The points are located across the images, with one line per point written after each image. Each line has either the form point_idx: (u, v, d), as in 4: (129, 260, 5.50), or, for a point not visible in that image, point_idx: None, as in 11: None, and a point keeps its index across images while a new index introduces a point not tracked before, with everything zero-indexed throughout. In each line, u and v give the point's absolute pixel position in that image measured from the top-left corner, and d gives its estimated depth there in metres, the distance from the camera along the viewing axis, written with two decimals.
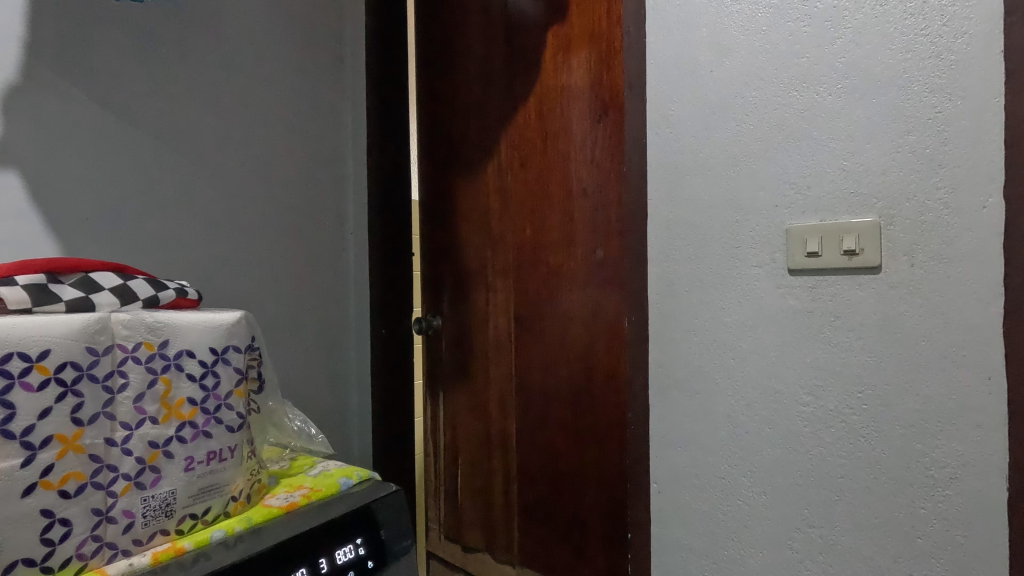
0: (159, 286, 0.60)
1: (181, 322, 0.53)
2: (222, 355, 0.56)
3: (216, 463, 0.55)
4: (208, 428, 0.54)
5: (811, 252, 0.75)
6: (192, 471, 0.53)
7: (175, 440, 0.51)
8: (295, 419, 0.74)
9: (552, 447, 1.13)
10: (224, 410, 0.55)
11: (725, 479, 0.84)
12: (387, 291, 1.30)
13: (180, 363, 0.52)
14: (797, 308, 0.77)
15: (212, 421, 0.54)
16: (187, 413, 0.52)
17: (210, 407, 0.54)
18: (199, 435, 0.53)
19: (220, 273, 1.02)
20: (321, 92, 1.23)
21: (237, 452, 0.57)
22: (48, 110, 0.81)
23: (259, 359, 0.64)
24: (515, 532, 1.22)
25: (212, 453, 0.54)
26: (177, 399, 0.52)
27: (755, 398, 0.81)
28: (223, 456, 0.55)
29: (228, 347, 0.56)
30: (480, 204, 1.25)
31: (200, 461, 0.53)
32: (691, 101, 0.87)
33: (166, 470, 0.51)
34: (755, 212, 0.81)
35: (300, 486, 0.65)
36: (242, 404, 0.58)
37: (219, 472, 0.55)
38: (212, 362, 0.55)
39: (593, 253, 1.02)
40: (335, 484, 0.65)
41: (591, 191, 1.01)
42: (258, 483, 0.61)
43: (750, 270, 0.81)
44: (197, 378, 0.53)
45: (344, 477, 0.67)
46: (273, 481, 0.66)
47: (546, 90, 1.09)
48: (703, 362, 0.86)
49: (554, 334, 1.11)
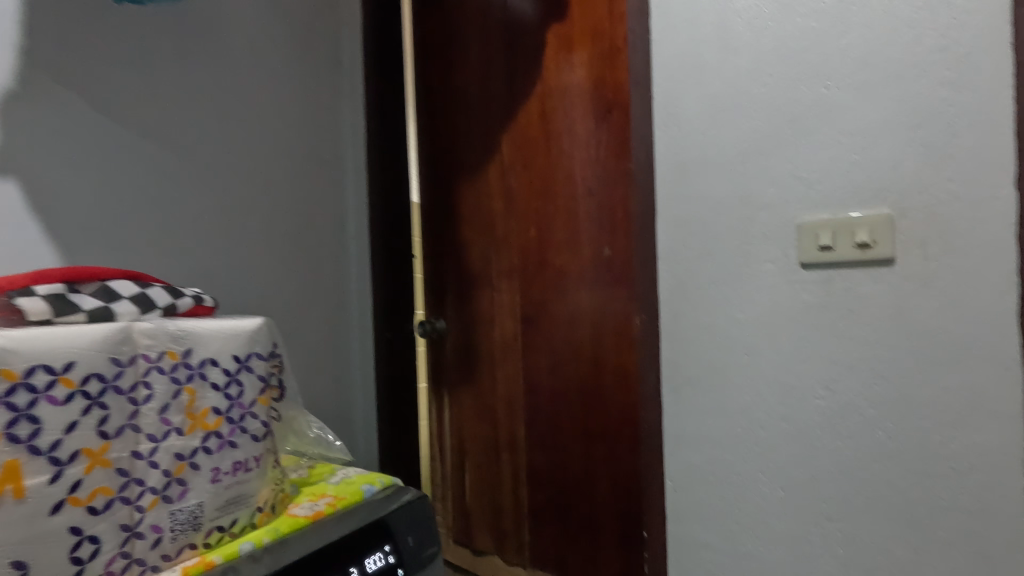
0: (176, 293, 0.58)
1: (203, 330, 0.52)
2: (245, 363, 0.55)
3: (242, 473, 0.53)
4: (234, 438, 0.53)
5: (824, 246, 0.75)
6: (219, 483, 0.51)
7: (201, 451, 0.50)
8: (313, 429, 0.69)
9: (563, 448, 1.13)
10: (249, 419, 0.54)
11: (742, 475, 0.84)
12: (390, 296, 1.31)
13: (203, 372, 0.51)
14: (811, 302, 0.77)
15: (237, 431, 0.53)
16: (212, 423, 0.51)
17: (236, 417, 0.53)
18: (225, 446, 0.52)
19: (219, 280, 1.03)
20: (319, 97, 1.25)
21: (262, 462, 0.55)
22: (50, 119, 0.83)
23: (281, 366, 0.62)
24: (526, 534, 1.22)
25: (238, 464, 0.53)
26: (201, 409, 0.51)
27: (770, 394, 0.81)
28: (248, 466, 0.54)
29: (250, 354, 0.55)
30: (484, 205, 1.26)
31: (226, 471, 0.52)
32: (699, 97, 0.86)
33: (193, 482, 0.49)
34: (768, 208, 0.80)
35: (324, 494, 0.63)
36: (265, 412, 0.56)
37: (245, 483, 0.53)
38: (235, 370, 0.54)
39: (600, 251, 1.06)
40: (359, 490, 0.64)
41: (595, 189, 1.06)
42: (282, 493, 0.59)
43: (763, 266, 0.81)
44: (221, 387, 0.52)
45: (367, 483, 0.66)
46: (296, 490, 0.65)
47: (548, 90, 1.12)
48: (717, 359, 0.85)
49: (562, 332, 1.12)
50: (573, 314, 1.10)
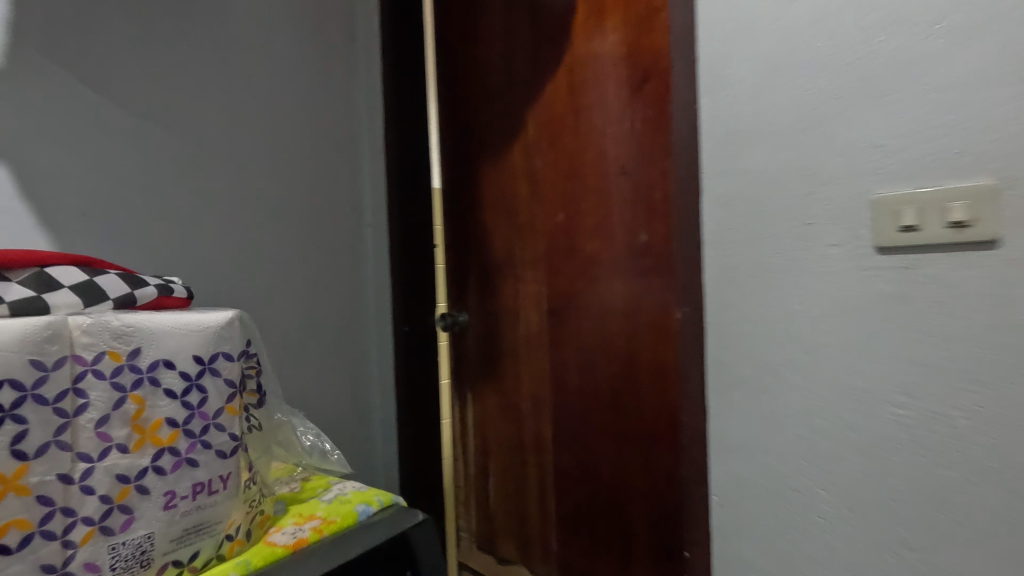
0: (135, 282, 0.53)
1: (157, 327, 0.47)
2: (210, 365, 0.50)
3: (205, 497, 0.49)
4: (193, 456, 0.48)
5: (906, 226, 0.60)
6: (173, 510, 0.46)
7: (151, 470, 0.45)
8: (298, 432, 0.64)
9: (594, 453, 1.04)
10: (212, 432, 0.50)
11: (800, 492, 0.70)
12: (406, 287, 1.22)
13: (155, 376, 0.46)
14: (888, 293, 0.62)
15: (197, 447, 0.48)
16: (165, 438, 0.46)
17: (196, 430, 0.48)
18: (182, 464, 0.47)
19: (218, 267, 0.97)
20: (334, 77, 1.18)
21: (231, 482, 0.51)
22: (39, 98, 0.78)
23: (258, 367, 0.57)
24: (553, 544, 1.13)
25: (198, 486, 0.48)
26: (152, 421, 0.46)
27: (835, 399, 0.66)
28: (211, 488, 0.49)
29: (216, 355, 0.50)
30: (508, 189, 1.17)
31: (183, 496, 0.47)
32: (750, 57, 0.72)
33: (139, 509, 0.45)
34: (834, 182, 0.65)
35: (312, 516, 0.58)
36: (235, 422, 0.52)
37: (208, 508, 0.49)
38: (198, 374, 0.49)
39: (636, 237, 0.95)
40: (353, 512, 0.59)
41: (630, 169, 0.95)
42: (258, 515, 0.55)
43: (827, 250, 0.66)
44: (178, 395, 0.47)
45: (363, 503, 0.61)
46: (283, 508, 0.60)
47: (576, 60, 1.02)
48: (772, 357, 0.71)
49: (592, 326, 1.03)
50: (605, 306, 1.00)
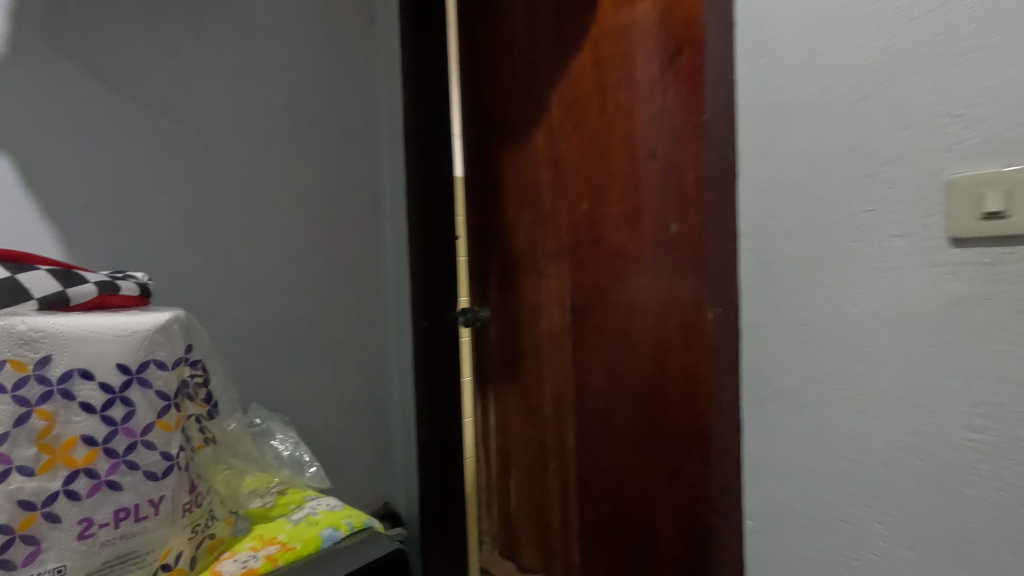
0: (71, 281, 0.55)
1: (73, 333, 0.49)
2: (139, 375, 0.51)
3: (131, 524, 0.50)
4: (114, 478, 0.49)
5: (991, 213, 0.47)
6: (90, 539, 0.48)
7: (62, 495, 0.47)
8: (273, 440, 0.75)
9: (620, 462, 0.96)
10: (139, 450, 0.51)
11: (851, 523, 0.58)
12: (425, 281, 1.17)
13: (68, 388, 0.48)
14: (964, 294, 0.50)
15: (119, 468, 0.49)
16: (80, 459, 0.48)
17: (119, 448, 0.50)
18: (102, 487, 0.48)
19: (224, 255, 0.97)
20: (352, 64, 1.15)
21: (164, 507, 0.52)
22: (44, 90, 0.79)
23: (205, 379, 0.61)
24: (576, 556, 1.06)
25: (120, 512, 0.49)
26: (63, 442, 0.47)
27: (895, 416, 0.55)
28: (137, 514, 0.50)
29: (147, 363, 0.52)
30: (531, 176, 1.09)
31: (102, 523, 0.48)
32: (797, 17, 0.60)
33: (47, 539, 0.46)
34: (897, 161, 0.53)
35: (272, 540, 0.63)
36: (166, 438, 0.53)
37: (137, 536, 0.50)
38: (124, 386, 0.50)
39: (667, 228, 0.86)
40: (318, 537, 0.64)
41: (662, 151, 0.86)
42: (212, 539, 0.59)
43: (888, 243, 0.54)
44: (98, 411, 0.49)
45: (332, 528, 0.66)
46: (244, 529, 0.65)
47: (603, 33, 0.93)
48: (817, 367, 0.60)
49: (618, 325, 0.94)
50: (632, 302, 0.92)
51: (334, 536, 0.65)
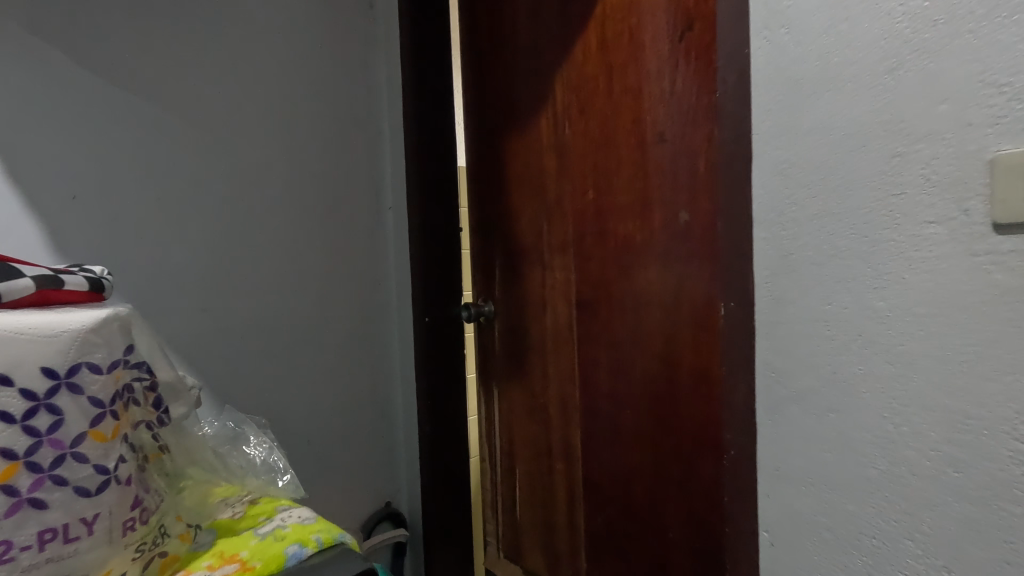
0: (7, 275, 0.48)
1: None
2: (69, 379, 0.47)
3: (61, 545, 0.46)
4: (37, 495, 0.44)
5: None
6: (12, 562, 0.44)
7: None
8: (247, 446, 0.75)
9: (629, 466, 0.91)
10: (68, 464, 0.46)
11: (877, 540, 0.53)
12: (427, 276, 1.12)
13: None
14: (1011, 287, 0.43)
15: (44, 483, 0.45)
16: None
17: (45, 462, 0.45)
18: (23, 505, 0.44)
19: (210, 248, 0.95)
20: (349, 48, 1.11)
21: (99, 527, 0.48)
22: (30, 82, 0.79)
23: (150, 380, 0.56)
24: (582, 561, 1.02)
25: (47, 532, 0.45)
26: None
27: (933, 425, 0.48)
28: (67, 534, 0.46)
29: (78, 366, 0.47)
30: (535, 164, 1.04)
31: (24, 545, 0.44)
32: None
33: None
34: (932, 136, 0.46)
35: (233, 558, 0.60)
36: (99, 450, 0.48)
37: (67, 559, 0.46)
38: (50, 391, 0.45)
39: (676, 218, 0.80)
40: (281, 555, 0.61)
41: (671, 135, 0.80)
42: (164, 557, 0.56)
43: (923, 229, 0.48)
44: (19, 420, 0.44)
45: (297, 544, 0.63)
46: (205, 545, 0.62)
47: (609, 9, 0.87)
48: (841, 368, 0.54)
49: (626, 321, 0.89)
50: (641, 297, 0.86)
51: (300, 553, 0.62)
